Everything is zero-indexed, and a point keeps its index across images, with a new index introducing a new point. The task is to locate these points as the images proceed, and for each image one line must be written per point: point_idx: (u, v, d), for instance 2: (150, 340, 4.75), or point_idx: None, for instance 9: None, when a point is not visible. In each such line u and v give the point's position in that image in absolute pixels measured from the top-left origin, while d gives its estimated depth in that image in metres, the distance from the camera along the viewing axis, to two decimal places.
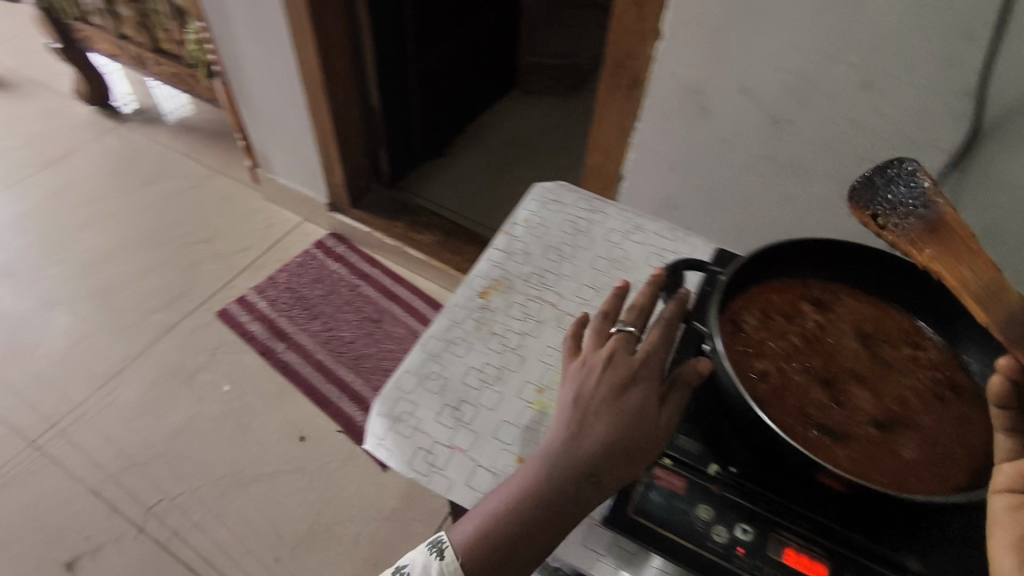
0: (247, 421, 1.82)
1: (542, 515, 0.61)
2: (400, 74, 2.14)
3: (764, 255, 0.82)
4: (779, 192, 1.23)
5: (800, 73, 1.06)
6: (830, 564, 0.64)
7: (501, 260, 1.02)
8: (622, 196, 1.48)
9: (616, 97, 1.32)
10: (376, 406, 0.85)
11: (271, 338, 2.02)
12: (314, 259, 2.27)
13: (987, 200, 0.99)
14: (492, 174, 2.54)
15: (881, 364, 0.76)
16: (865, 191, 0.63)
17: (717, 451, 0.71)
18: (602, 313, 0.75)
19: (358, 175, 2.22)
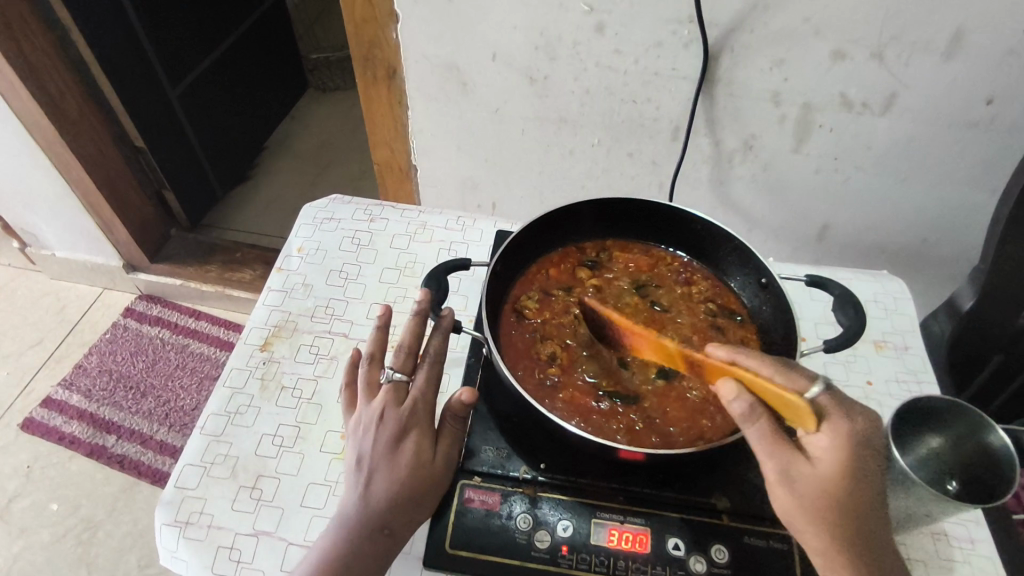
0: (92, 530, 1.51)
1: None
2: (163, 103, 1.83)
3: (529, 238, 0.79)
4: (561, 149, 1.20)
5: (538, 27, 1.00)
6: (652, 529, 0.63)
7: (279, 301, 0.92)
8: (419, 186, 1.39)
9: (374, 88, 1.20)
10: (159, 515, 0.71)
11: (95, 435, 1.65)
12: (126, 330, 1.89)
13: (734, 106, 1.04)
14: (304, 185, 2.34)
15: (660, 311, 0.77)
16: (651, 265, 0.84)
17: (528, 453, 0.68)
18: (369, 355, 0.68)
19: (150, 234, 1.89)
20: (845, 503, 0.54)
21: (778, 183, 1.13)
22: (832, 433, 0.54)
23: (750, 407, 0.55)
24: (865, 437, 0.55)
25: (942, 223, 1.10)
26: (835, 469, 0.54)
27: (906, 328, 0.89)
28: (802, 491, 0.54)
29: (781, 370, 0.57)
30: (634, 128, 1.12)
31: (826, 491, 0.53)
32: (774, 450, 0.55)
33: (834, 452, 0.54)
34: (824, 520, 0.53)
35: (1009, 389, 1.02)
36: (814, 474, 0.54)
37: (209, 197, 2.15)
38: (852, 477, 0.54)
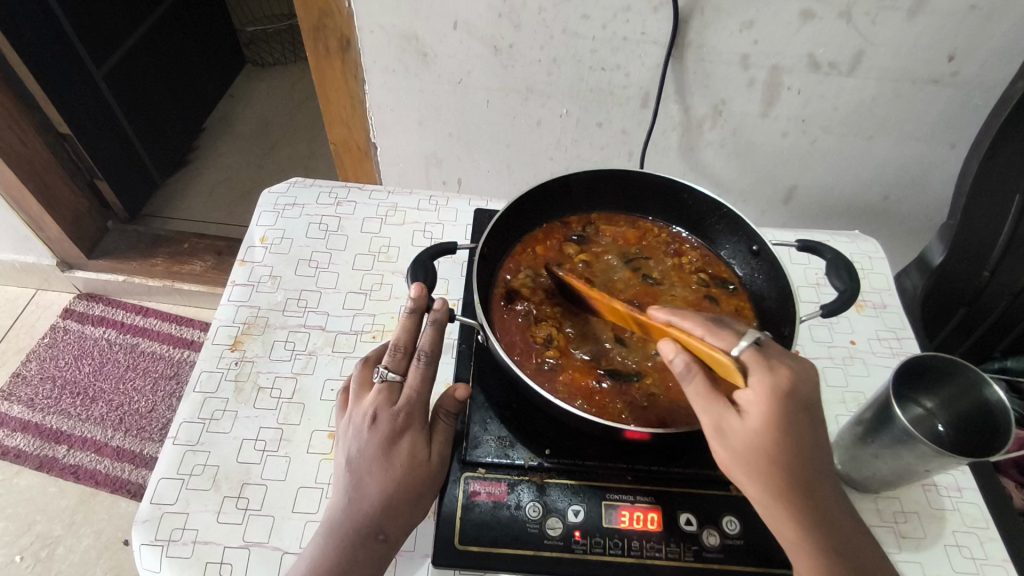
0: (50, 547, 1.41)
1: None
2: (87, 87, 1.67)
3: (512, 217, 0.78)
4: (528, 120, 1.14)
5: None
6: (662, 506, 0.64)
7: (244, 297, 0.86)
8: (380, 164, 1.32)
9: (326, 62, 1.12)
10: (135, 534, 0.65)
11: (43, 447, 1.54)
12: (67, 332, 1.76)
13: (704, 71, 0.99)
14: (250, 168, 2.22)
15: (652, 283, 0.79)
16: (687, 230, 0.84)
17: (531, 441, 0.67)
18: (363, 359, 0.68)
19: (85, 229, 1.75)
20: (778, 453, 0.53)
21: (747, 148, 1.11)
22: (758, 386, 0.53)
23: (687, 364, 0.55)
24: (792, 384, 0.53)
25: (905, 181, 1.11)
26: (761, 424, 0.52)
27: (883, 287, 0.91)
28: (734, 445, 0.53)
29: (712, 328, 0.56)
30: (602, 96, 1.07)
31: (754, 443, 0.52)
32: (707, 406, 0.54)
33: (760, 405, 0.53)
34: (755, 470, 0.53)
35: (967, 340, 1.07)
36: (743, 429, 0.53)
37: (146, 184, 2.00)
38: (780, 428, 0.52)
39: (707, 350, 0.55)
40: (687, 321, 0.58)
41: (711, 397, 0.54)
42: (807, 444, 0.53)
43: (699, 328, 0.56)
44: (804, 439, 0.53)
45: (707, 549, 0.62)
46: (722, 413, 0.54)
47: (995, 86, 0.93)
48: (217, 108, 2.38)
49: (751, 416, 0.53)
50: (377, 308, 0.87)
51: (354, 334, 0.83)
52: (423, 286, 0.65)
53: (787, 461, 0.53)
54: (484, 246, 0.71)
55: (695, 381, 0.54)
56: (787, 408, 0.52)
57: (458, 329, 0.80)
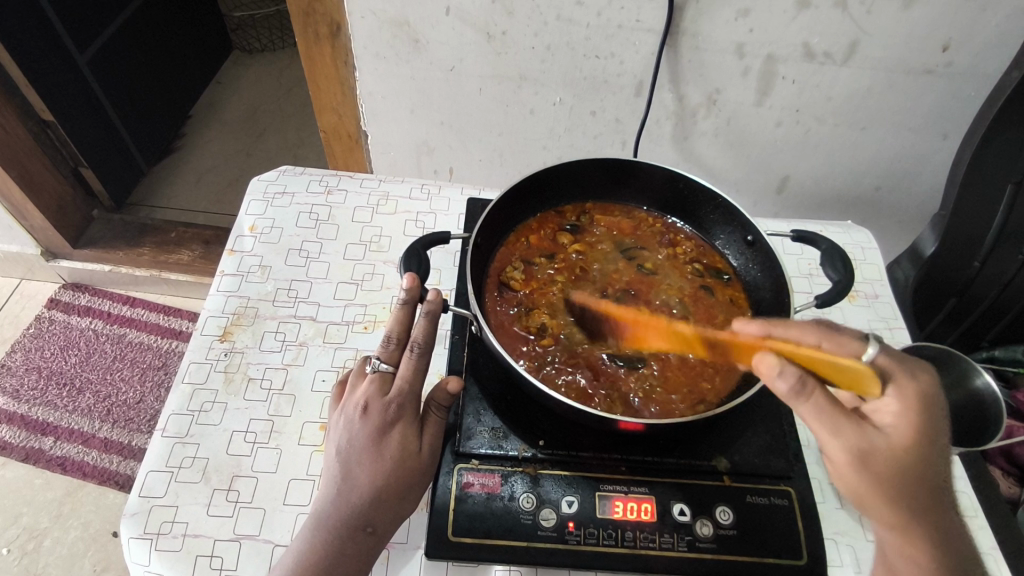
0: (38, 539, 1.40)
1: None
2: (70, 72, 1.64)
3: (505, 207, 0.77)
4: (521, 108, 1.13)
5: None
6: (656, 497, 0.64)
7: (234, 287, 0.85)
8: (370, 152, 1.30)
9: (316, 48, 1.10)
10: (124, 527, 0.64)
11: (29, 438, 1.52)
12: (52, 322, 1.73)
13: (698, 60, 0.98)
14: (238, 156, 2.19)
15: (647, 274, 0.79)
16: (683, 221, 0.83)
17: (525, 432, 0.67)
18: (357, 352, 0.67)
19: (69, 217, 1.72)
20: (920, 468, 0.55)
21: (741, 138, 1.10)
22: (899, 394, 0.56)
23: (801, 383, 0.52)
24: (928, 393, 0.57)
25: (897, 172, 1.11)
26: (909, 437, 0.55)
27: (875, 277, 0.91)
28: (878, 459, 0.54)
29: (827, 337, 0.56)
30: (596, 85, 1.06)
31: (899, 459, 0.54)
32: (848, 434, 0.54)
33: (899, 415, 0.56)
34: (897, 491, 0.55)
35: (956, 330, 1.07)
36: (891, 447, 0.55)
37: (132, 172, 1.97)
38: (920, 435, 0.55)
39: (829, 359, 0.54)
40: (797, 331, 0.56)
41: (840, 414, 0.54)
42: (940, 454, 0.56)
43: (813, 335, 0.56)
44: (941, 452, 0.57)
45: (700, 539, 0.62)
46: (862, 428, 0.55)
47: (988, 77, 0.93)
48: (204, 94, 2.34)
49: (889, 427, 0.56)
50: (370, 298, 0.86)
51: (345, 324, 0.82)
52: (414, 276, 0.64)
53: (924, 476, 0.55)
54: (477, 236, 0.71)
55: (817, 394, 0.52)
56: (930, 414, 0.56)
57: (451, 320, 0.79)
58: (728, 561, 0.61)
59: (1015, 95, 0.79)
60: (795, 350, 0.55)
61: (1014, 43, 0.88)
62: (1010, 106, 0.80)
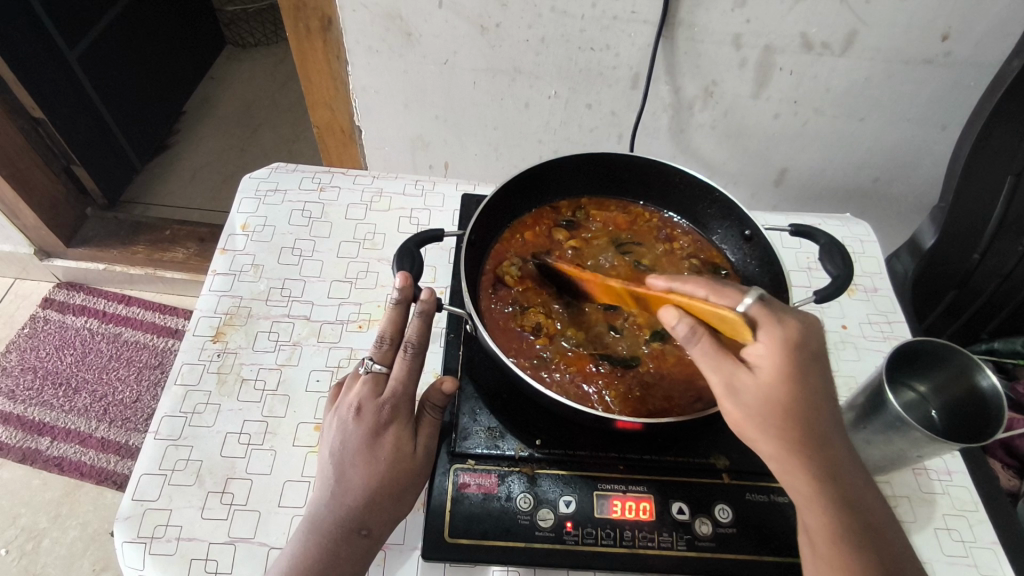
0: (36, 540, 1.39)
1: None
2: (60, 69, 1.62)
3: (499, 203, 0.76)
4: (516, 102, 1.11)
5: None
6: (655, 496, 0.63)
7: (226, 286, 0.84)
8: (365, 148, 1.29)
9: (308, 43, 1.08)
10: (117, 531, 0.63)
11: (26, 439, 1.51)
12: (47, 321, 1.72)
13: (695, 51, 0.97)
14: (233, 153, 2.17)
15: (644, 270, 0.78)
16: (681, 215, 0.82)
17: (523, 431, 0.66)
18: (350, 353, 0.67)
19: (62, 216, 1.71)
20: (790, 405, 0.52)
21: (738, 130, 1.09)
22: (769, 340, 0.52)
23: (692, 330, 0.53)
24: (801, 335, 0.53)
25: (897, 163, 1.10)
26: (775, 376, 0.52)
27: (874, 270, 0.91)
28: (746, 398, 0.52)
29: (716, 291, 0.56)
30: (592, 77, 1.04)
31: (767, 395, 0.52)
32: (716, 365, 0.53)
33: (769, 356, 0.52)
34: (769, 424, 0.51)
35: (955, 323, 1.07)
36: (755, 383, 0.52)
37: (125, 170, 1.96)
38: (792, 377, 0.52)
39: (711, 309, 0.54)
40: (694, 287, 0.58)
41: (717, 353, 0.53)
42: (817, 397, 0.52)
43: (702, 289, 0.57)
44: (817, 394, 0.52)
45: (700, 537, 0.61)
46: (731, 369, 0.53)
47: (987, 66, 0.91)
48: (198, 90, 2.32)
49: (762, 370, 0.53)
50: (365, 297, 0.85)
51: (339, 324, 0.82)
52: (408, 275, 0.63)
53: (796, 414, 0.52)
54: (471, 233, 0.70)
55: (702, 342, 0.53)
56: (798, 356, 0.52)
57: (446, 318, 0.78)
58: (728, 559, 0.60)
59: (1015, 85, 0.78)
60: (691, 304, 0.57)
61: (1014, 31, 0.86)
62: (1009, 97, 0.79)
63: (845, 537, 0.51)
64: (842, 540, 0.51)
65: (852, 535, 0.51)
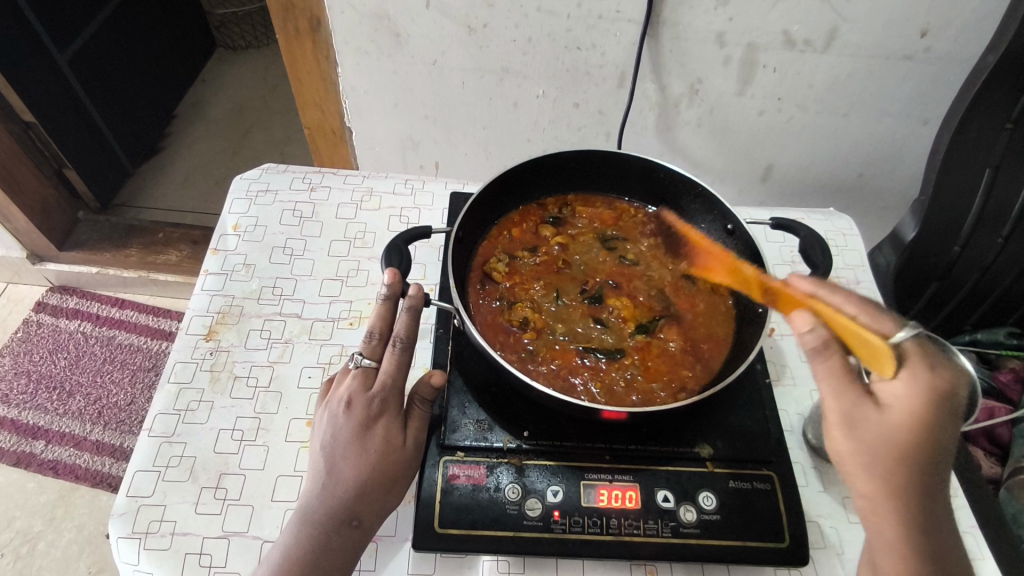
0: (31, 543, 1.40)
1: None
2: (50, 73, 1.62)
3: (486, 201, 0.78)
4: (504, 101, 1.12)
5: None
6: (640, 484, 0.64)
7: (219, 286, 0.85)
8: (355, 148, 1.30)
9: (297, 44, 1.09)
10: (111, 527, 0.64)
11: (20, 442, 1.51)
12: (41, 325, 1.72)
13: (679, 49, 0.98)
14: (224, 155, 2.17)
15: (629, 265, 0.79)
16: (666, 210, 0.84)
17: (511, 423, 0.68)
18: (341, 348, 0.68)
19: (55, 219, 1.71)
20: (913, 452, 0.52)
21: (723, 127, 1.11)
22: (912, 380, 0.52)
23: (825, 344, 0.51)
24: (948, 387, 0.52)
25: (880, 158, 1.12)
26: (905, 419, 0.52)
27: (856, 263, 0.92)
28: (865, 433, 0.52)
29: (868, 310, 0.55)
30: (579, 76, 1.06)
31: (890, 435, 0.51)
32: (845, 393, 0.52)
33: (906, 400, 0.52)
34: (882, 463, 0.52)
35: (939, 314, 1.09)
36: (881, 423, 0.52)
37: (117, 173, 1.96)
38: (924, 425, 0.51)
39: (859, 330, 0.53)
40: (844, 300, 0.56)
41: (848, 381, 0.52)
42: (942, 449, 0.53)
43: (855, 307, 0.55)
44: (943, 446, 0.53)
45: (684, 524, 0.63)
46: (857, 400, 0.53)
47: (965, 62, 0.93)
48: (189, 93, 2.32)
49: (891, 409, 0.52)
50: (355, 294, 0.86)
51: (330, 321, 0.83)
52: (396, 271, 0.64)
53: (916, 459, 0.52)
54: (458, 230, 0.71)
55: (830, 359, 0.52)
56: (938, 407, 0.51)
57: (435, 313, 0.80)
58: (711, 545, 0.62)
59: (990, 80, 0.80)
60: (833, 317, 0.55)
61: (991, 27, 0.88)
62: (985, 91, 0.81)
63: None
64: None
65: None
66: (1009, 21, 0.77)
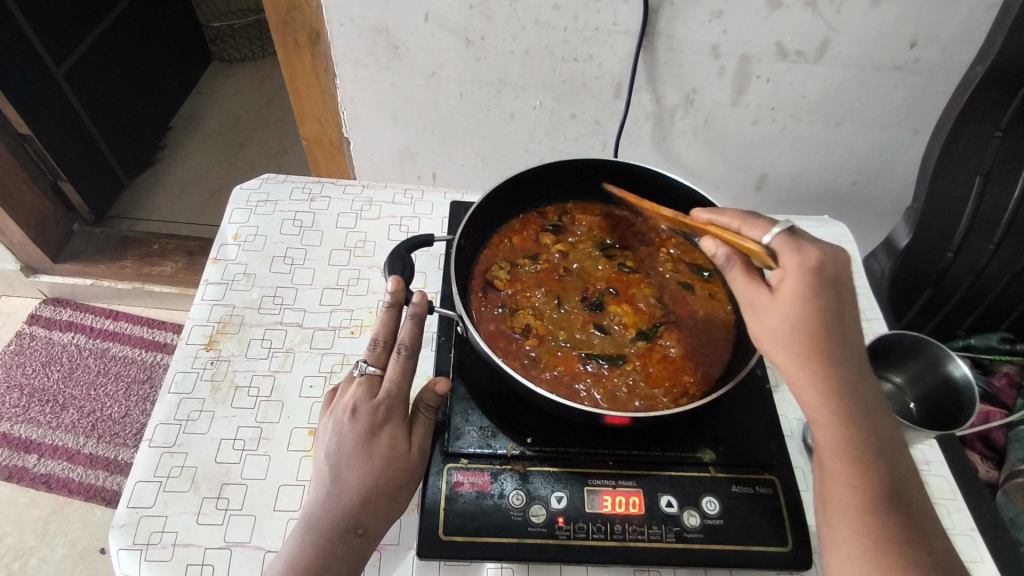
0: (23, 559, 1.38)
1: None
2: (46, 85, 1.62)
3: (487, 211, 0.79)
4: (502, 112, 1.13)
5: None
6: (643, 490, 0.65)
7: (220, 295, 0.85)
8: (353, 159, 1.30)
9: (296, 57, 1.10)
10: (112, 539, 0.64)
11: (13, 456, 1.50)
12: (34, 338, 1.71)
13: (675, 61, 1.00)
14: (220, 167, 2.17)
15: (629, 272, 0.80)
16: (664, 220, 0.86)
17: (515, 430, 0.68)
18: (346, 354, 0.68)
19: (49, 232, 1.70)
20: (810, 322, 0.55)
21: (718, 137, 1.12)
22: (788, 264, 0.56)
23: (723, 257, 0.59)
24: (823, 261, 0.56)
25: (873, 166, 1.13)
26: (792, 296, 0.56)
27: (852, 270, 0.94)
28: (764, 315, 0.57)
29: (748, 223, 0.62)
30: (575, 87, 1.07)
31: (783, 311, 0.56)
32: (741, 288, 0.59)
33: (791, 280, 0.56)
34: (785, 338, 0.56)
35: (932, 321, 1.10)
36: (774, 304, 0.56)
37: (113, 186, 1.96)
38: (810, 294, 0.55)
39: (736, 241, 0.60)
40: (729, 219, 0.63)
41: (744, 279, 0.59)
42: (841, 318, 0.56)
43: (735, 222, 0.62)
44: (839, 316, 0.56)
45: (688, 529, 0.63)
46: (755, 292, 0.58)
47: (954, 72, 0.95)
48: (185, 105, 2.32)
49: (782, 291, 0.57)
50: (357, 303, 0.86)
51: (332, 330, 0.83)
52: (399, 279, 0.65)
53: (813, 330, 0.55)
54: (461, 239, 0.72)
55: (729, 267, 0.59)
56: (819, 278, 0.55)
57: (438, 321, 0.80)
58: (716, 550, 0.62)
59: (978, 89, 0.81)
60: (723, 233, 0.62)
61: (979, 38, 0.90)
62: (975, 100, 0.83)
63: (862, 451, 0.53)
64: (853, 457, 0.53)
65: (863, 454, 0.53)
66: (996, 32, 0.78)
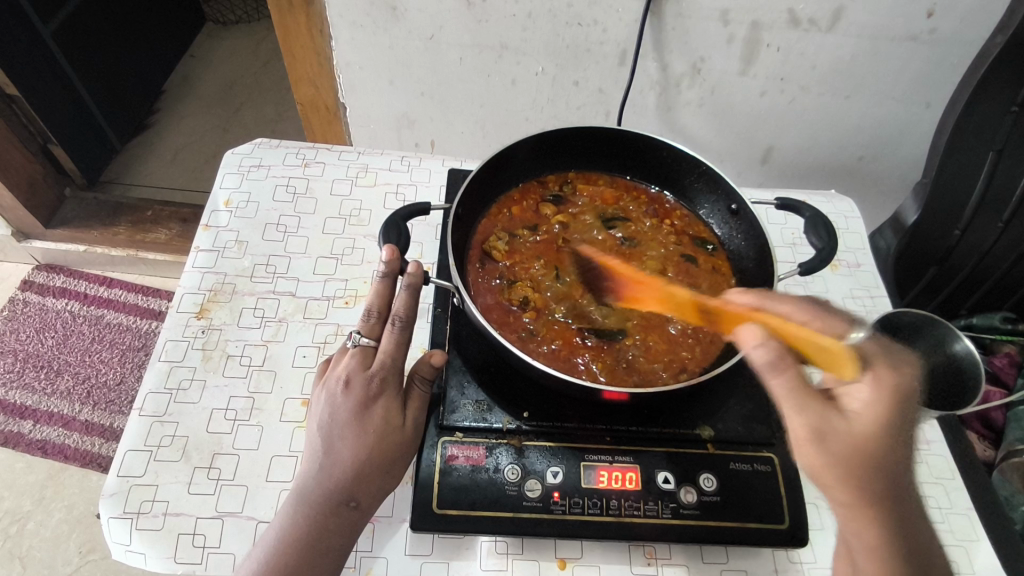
0: (20, 523, 1.38)
1: (313, 561, 0.55)
2: (34, 45, 1.57)
3: (485, 178, 0.76)
4: (503, 78, 1.10)
5: None
6: (640, 466, 0.64)
7: (211, 263, 0.82)
8: (349, 125, 1.27)
9: (289, 16, 1.06)
10: (101, 508, 0.63)
11: (8, 422, 1.49)
12: (27, 303, 1.69)
13: (682, 26, 0.96)
14: (214, 132, 2.13)
15: (629, 245, 0.78)
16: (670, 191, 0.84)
17: (512, 403, 0.67)
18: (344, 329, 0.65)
19: (41, 197, 1.67)
20: (884, 455, 0.50)
21: (725, 107, 1.09)
22: (875, 383, 0.52)
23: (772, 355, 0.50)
24: (910, 386, 0.52)
25: (882, 141, 1.11)
26: (871, 425, 0.50)
27: (857, 247, 0.92)
28: (835, 446, 0.50)
29: (817, 316, 0.55)
30: (579, 53, 1.03)
31: (856, 442, 0.50)
32: (808, 408, 0.50)
33: (872, 403, 0.51)
34: (854, 471, 0.50)
35: (936, 298, 1.09)
36: (849, 431, 0.50)
37: (104, 150, 1.92)
38: (889, 428, 0.50)
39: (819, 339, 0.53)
40: (787, 307, 0.56)
41: (808, 389, 0.50)
42: (911, 448, 0.52)
43: (801, 313, 0.55)
44: (909, 443, 0.52)
45: (685, 506, 0.62)
46: (822, 412, 0.50)
47: (972, 42, 0.92)
48: (177, 68, 2.26)
49: (856, 416, 0.51)
50: (353, 271, 0.84)
51: (326, 300, 0.81)
52: (394, 248, 0.62)
53: (888, 462, 0.50)
54: (459, 207, 0.69)
55: (787, 368, 0.50)
56: (904, 407, 0.51)
57: (435, 292, 0.79)
58: (713, 526, 0.62)
59: (1000, 60, 0.78)
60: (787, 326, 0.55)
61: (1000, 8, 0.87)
62: (994, 73, 0.79)
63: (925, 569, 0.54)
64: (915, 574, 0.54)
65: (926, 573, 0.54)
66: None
